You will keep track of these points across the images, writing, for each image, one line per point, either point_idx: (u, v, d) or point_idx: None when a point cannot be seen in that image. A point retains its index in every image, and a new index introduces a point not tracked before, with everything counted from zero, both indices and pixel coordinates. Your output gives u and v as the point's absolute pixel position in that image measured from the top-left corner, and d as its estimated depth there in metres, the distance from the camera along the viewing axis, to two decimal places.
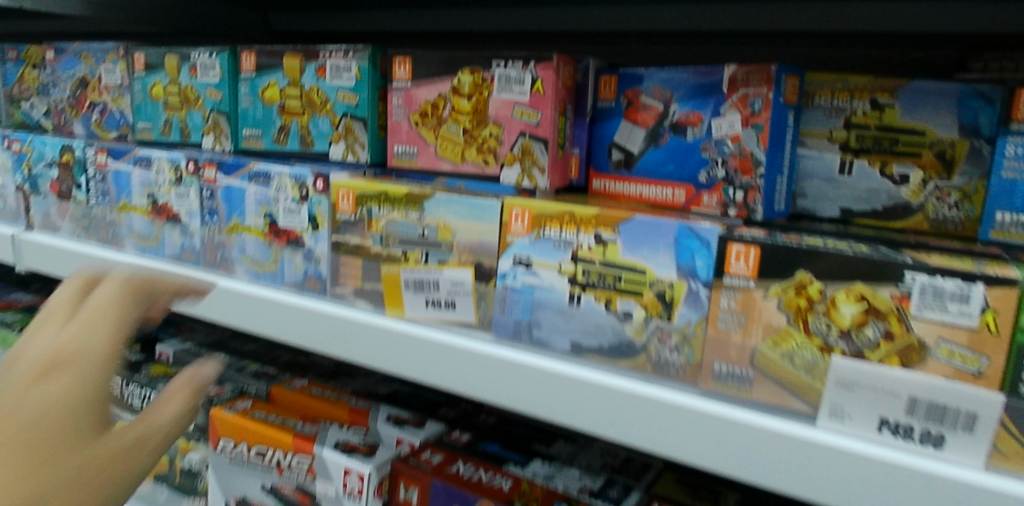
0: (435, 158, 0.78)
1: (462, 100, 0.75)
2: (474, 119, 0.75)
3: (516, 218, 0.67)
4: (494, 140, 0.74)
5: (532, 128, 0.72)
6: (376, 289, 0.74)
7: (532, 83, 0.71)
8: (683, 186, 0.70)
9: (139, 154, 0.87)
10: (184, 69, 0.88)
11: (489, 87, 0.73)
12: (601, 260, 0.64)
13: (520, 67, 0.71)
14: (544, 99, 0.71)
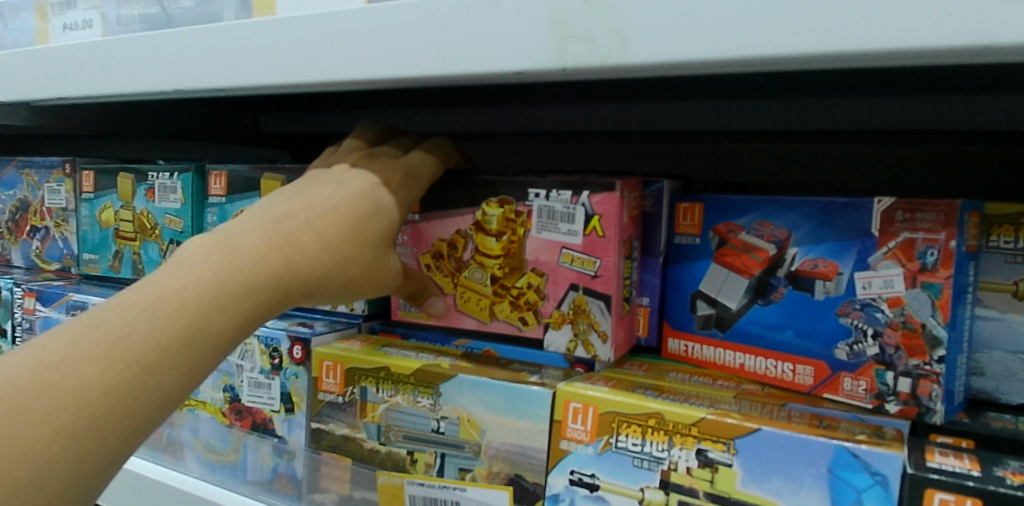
0: (457, 313, 0.57)
1: (489, 239, 0.55)
2: (507, 264, 0.54)
3: (575, 417, 0.46)
4: (534, 292, 0.54)
5: (588, 279, 0.52)
6: (369, 501, 0.52)
7: (585, 221, 0.51)
8: (812, 363, 0.48)
9: (73, 300, 0.69)
10: (140, 191, 0.71)
11: (526, 223, 0.53)
12: (707, 492, 0.42)
13: (569, 198, 0.51)
14: (604, 243, 0.51)
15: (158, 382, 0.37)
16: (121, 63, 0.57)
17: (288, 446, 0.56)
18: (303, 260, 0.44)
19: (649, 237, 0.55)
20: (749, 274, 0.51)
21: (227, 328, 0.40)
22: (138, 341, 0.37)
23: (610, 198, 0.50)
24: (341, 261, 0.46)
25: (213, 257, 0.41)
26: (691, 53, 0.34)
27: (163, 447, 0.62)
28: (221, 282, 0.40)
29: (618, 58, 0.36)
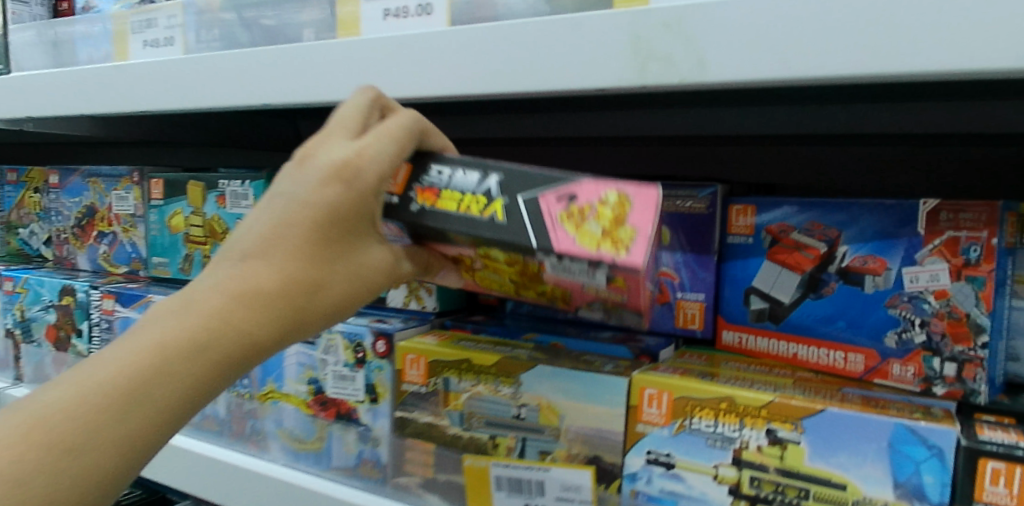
0: (480, 287, 0.54)
1: (499, 264, 0.47)
2: (522, 280, 0.47)
3: (650, 402, 0.51)
4: (562, 292, 0.49)
5: (618, 301, 0.45)
6: (454, 483, 0.56)
7: (608, 280, 0.41)
8: (863, 351, 0.53)
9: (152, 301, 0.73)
10: (211, 197, 0.74)
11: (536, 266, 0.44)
12: (778, 467, 0.47)
13: (588, 268, 0.41)
14: (631, 291, 0.42)
15: (87, 456, 0.38)
16: (209, 80, 0.61)
17: (372, 434, 0.60)
18: (258, 308, 0.41)
19: (703, 237, 0.59)
20: (802, 270, 0.55)
21: (159, 399, 0.39)
22: (64, 421, 0.37)
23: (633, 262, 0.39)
24: (309, 292, 0.43)
25: (159, 321, 0.40)
26: (767, 74, 0.37)
27: (247, 437, 0.66)
28: (162, 346, 0.40)
29: (698, 78, 0.39)
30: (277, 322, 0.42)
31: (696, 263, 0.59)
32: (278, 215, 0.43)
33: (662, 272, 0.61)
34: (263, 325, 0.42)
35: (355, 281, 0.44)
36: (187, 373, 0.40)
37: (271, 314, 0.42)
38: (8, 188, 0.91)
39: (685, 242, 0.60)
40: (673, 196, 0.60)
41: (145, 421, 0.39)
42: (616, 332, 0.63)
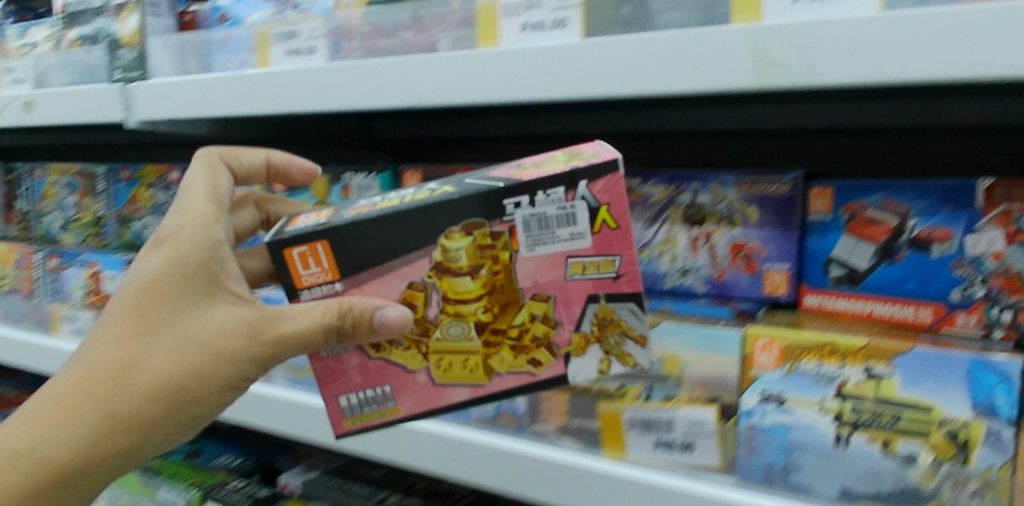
0: (439, 388, 0.59)
1: (466, 280, 0.55)
2: (494, 297, 0.56)
3: (762, 350, 0.61)
4: (537, 323, 0.56)
5: (609, 282, 0.55)
6: (589, 427, 0.66)
7: (592, 214, 0.53)
8: (931, 305, 0.64)
9: None
10: (336, 189, 0.83)
11: (517, 242, 0.54)
12: (874, 397, 0.58)
13: (563, 197, 0.53)
14: (617, 233, 0.54)
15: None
16: (356, 83, 0.70)
17: None
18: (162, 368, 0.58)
19: (788, 215, 0.69)
20: (876, 241, 0.66)
21: (49, 422, 0.58)
22: (53, 413, 0.58)
23: (612, 179, 0.53)
24: (161, 367, 0.57)
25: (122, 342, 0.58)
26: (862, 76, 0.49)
27: None
28: (55, 396, 0.59)
29: (809, 80, 0.51)
30: (149, 392, 0.58)
31: (782, 238, 0.69)
32: (147, 277, 0.58)
33: (750, 246, 0.70)
34: (127, 394, 0.58)
35: (239, 358, 0.58)
36: (82, 427, 0.58)
37: (182, 384, 0.58)
38: (121, 184, 0.98)
39: (772, 220, 0.69)
40: (760, 181, 0.69)
41: (62, 443, 0.58)
42: (708, 300, 0.73)
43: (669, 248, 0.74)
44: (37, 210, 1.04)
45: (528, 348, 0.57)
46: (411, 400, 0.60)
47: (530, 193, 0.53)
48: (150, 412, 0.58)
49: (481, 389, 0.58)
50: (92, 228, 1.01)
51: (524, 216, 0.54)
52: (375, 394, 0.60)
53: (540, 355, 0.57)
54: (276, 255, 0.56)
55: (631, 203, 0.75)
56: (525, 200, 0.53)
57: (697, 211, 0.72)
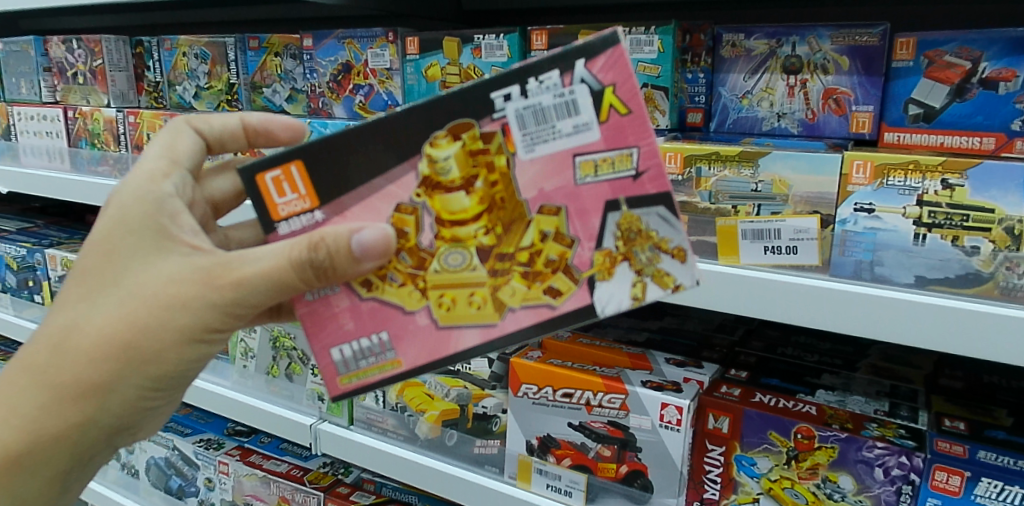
0: (442, 330, 0.61)
1: (462, 198, 0.58)
2: (493, 214, 0.58)
3: (858, 170, 0.75)
4: (553, 247, 0.58)
5: (630, 180, 0.56)
6: (708, 241, 0.82)
7: (597, 100, 0.55)
8: (994, 135, 0.77)
9: None
10: (466, 50, 0.93)
11: (512, 144, 0.56)
12: (948, 203, 0.72)
13: (559, 82, 0.55)
14: (628, 120, 0.55)
15: (49, 381, 0.62)
16: None
17: None
18: (167, 311, 0.61)
19: (875, 63, 0.82)
20: (951, 82, 0.79)
21: (81, 356, 0.61)
22: (83, 351, 0.61)
23: (611, 55, 0.54)
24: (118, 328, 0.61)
25: (107, 304, 0.61)
26: None
27: None
28: (70, 327, 0.61)
29: None
30: (103, 358, 0.61)
31: (869, 83, 0.82)
32: (99, 232, 0.61)
33: (841, 91, 0.84)
34: (77, 361, 0.61)
35: (195, 304, 0.60)
36: (40, 384, 0.62)
37: (150, 335, 0.61)
38: (251, 53, 1.10)
39: (861, 68, 0.82)
40: (853, 33, 0.82)
41: (53, 388, 0.62)
42: (801, 138, 0.87)
43: (768, 95, 0.88)
44: (170, 79, 1.18)
45: (544, 276, 0.58)
46: (414, 346, 0.61)
47: (521, 83, 0.55)
48: (105, 360, 0.61)
49: (492, 327, 0.60)
50: (224, 94, 1.13)
51: (517, 110, 0.55)
52: (371, 345, 0.62)
53: (558, 284, 0.58)
54: (250, 185, 0.59)
55: (736, 56, 0.89)
56: (516, 91, 0.55)
57: (795, 62, 0.85)
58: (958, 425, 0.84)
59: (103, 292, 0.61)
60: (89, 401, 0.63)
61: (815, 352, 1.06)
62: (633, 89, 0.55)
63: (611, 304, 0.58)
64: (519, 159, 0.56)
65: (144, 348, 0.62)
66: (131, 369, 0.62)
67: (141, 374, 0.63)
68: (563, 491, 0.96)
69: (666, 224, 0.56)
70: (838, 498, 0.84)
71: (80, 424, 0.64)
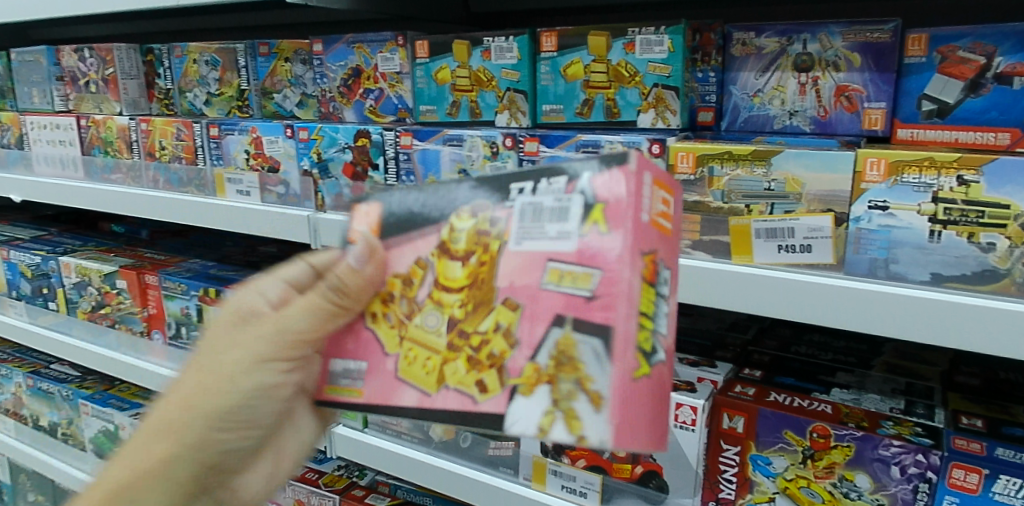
0: (398, 377, 0.59)
1: (455, 266, 0.58)
2: (472, 290, 0.56)
3: (871, 168, 0.75)
4: (500, 339, 0.54)
5: (581, 300, 0.51)
6: (721, 241, 0.81)
7: (587, 208, 0.52)
8: (1009, 130, 0.76)
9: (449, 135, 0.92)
10: (476, 53, 0.93)
11: (507, 233, 0.55)
12: (963, 200, 0.71)
13: (562, 188, 0.53)
14: (607, 228, 0.51)
15: (148, 425, 0.67)
16: None
17: None
18: (231, 345, 0.66)
19: (887, 59, 0.81)
20: (964, 78, 0.78)
21: (172, 396, 0.67)
22: (174, 391, 0.67)
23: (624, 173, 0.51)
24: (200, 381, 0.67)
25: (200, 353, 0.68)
26: None
27: None
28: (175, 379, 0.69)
29: None
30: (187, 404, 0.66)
31: (881, 79, 0.82)
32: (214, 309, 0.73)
33: (853, 89, 0.84)
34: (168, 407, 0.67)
35: (252, 334, 0.66)
36: (140, 428, 0.68)
37: (225, 373, 0.66)
38: (261, 59, 1.10)
39: (872, 65, 0.82)
40: (865, 30, 0.81)
41: (147, 428, 0.67)
42: (812, 136, 0.87)
43: (780, 94, 0.88)
44: (180, 86, 1.19)
45: (481, 366, 0.55)
46: (375, 384, 0.60)
47: (535, 181, 0.55)
48: (184, 393, 0.66)
49: (427, 397, 0.57)
50: (236, 100, 1.14)
51: (523, 204, 0.55)
52: (355, 369, 0.62)
53: (488, 380, 0.54)
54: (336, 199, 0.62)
55: (747, 55, 0.89)
56: (528, 187, 0.55)
57: (807, 59, 0.85)
58: (975, 422, 0.83)
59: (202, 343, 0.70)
60: (174, 439, 0.66)
61: (830, 350, 1.06)
62: (628, 209, 0.50)
63: (519, 424, 0.52)
64: (507, 249, 0.55)
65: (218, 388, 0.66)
66: (208, 411, 0.66)
67: (212, 407, 0.66)
68: (577, 492, 0.95)
69: (597, 360, 0.49)
70: (855, 497, 0.83)
71: (166, 465, 0.66)
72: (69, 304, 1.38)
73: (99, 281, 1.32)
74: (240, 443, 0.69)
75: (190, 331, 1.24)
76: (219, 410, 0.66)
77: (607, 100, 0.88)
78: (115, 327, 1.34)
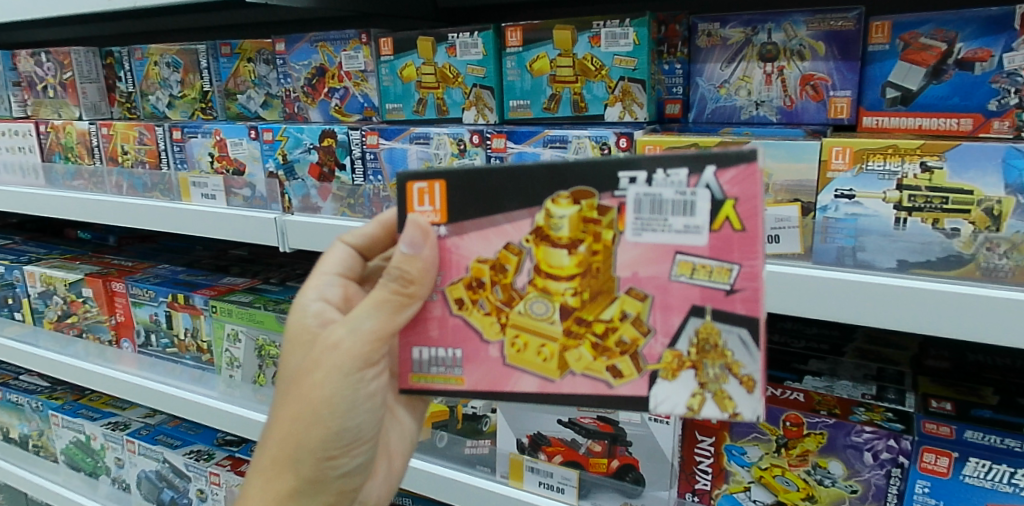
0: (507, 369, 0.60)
1: (563, 255, 0.56)
2: (585, 279, 0.57)
3: (837, 156, 0.75)
4: (511, 270, 0.58)
5: (720, 294, 0.55)
6: None
7: (716, 211, 0.53)
8: (971, 115, 0.77)
9: (550, 135, 0.86)
10: (441, 49, 0.92)
11: (622, 223, 0.55)
12: (927, 186, 0.72)
13: (684, 181, 0.53)
14: (741, 247, 0.53)
15: (284, 472, 0.64)
16: None
17: None
18: (312, 380, 0.63)
19: (852, 48, 0.82)
20: (927, 65, 0.79)
21: (301, 442, 0.64)
22: (289, 442, 0.64)
23: (743, 170, 0.52)
24: (293, 373, 0.64)
25: (286, 406, 0.64)
26: None
27: None
28: (288, 442, 0.64)
29: None
30: (291, 418, 0.64)
31: (846, 68, 0.82)
32: (295, 391, 0.63)
33: (819, 77, 0.84)
34: (275, 421, 0.65)
35: (317, 358, 0.63)
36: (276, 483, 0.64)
37: (337, 409, 0.63)
38: (223, 60, 1.09)
39: (837, 54, 0.82)
40: (828, 19, 0.82)
41: (286, 480, 0.65)
42: (780, 126, 0.87)
43: (746, 84, 0.88)
44: (142, 89, 1.17)
45: (611, 352, 0.58)
46: (480, 371, 0.61)
47: (649, 170, 0.53)
48: (302, 435, 0.63)
49: (550, 382, 0.59)
50: (199, 102, 1.12)
51: (637, 194, 0.54)
52: (446, 356, 0.61)
53: (622, 365, 0.58)
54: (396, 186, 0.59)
55: (712, 46, 0.88)
56: (642, 176, 0.53)
57: (772, 49, 0.85)
58: (945, 405, 0.83)
59: (286, 406, 0.64)
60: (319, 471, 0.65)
61: (802, 337, 1.07)
62: (754, 208, 0.53)
63: (664, 403, 0.57)
64: (625, 240, 0.55)
65: (332, 375, 0.62)
66: (320, 405, 0.63)
67: (337, 434, 0.64)
68: (555, 488, 0.96)
69: (743, 347, 0.55)
70: (828, 483, 0.84)
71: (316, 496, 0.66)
72: (35, 314, 1.36)
73: (63, 290, 1.29)
74: (357, 457, 0.67)
75: (160, 338, 1.22)
76: (334, 400, 0.63)
77: (573, 94, 0.88)
78: (83, 336, 1.32)
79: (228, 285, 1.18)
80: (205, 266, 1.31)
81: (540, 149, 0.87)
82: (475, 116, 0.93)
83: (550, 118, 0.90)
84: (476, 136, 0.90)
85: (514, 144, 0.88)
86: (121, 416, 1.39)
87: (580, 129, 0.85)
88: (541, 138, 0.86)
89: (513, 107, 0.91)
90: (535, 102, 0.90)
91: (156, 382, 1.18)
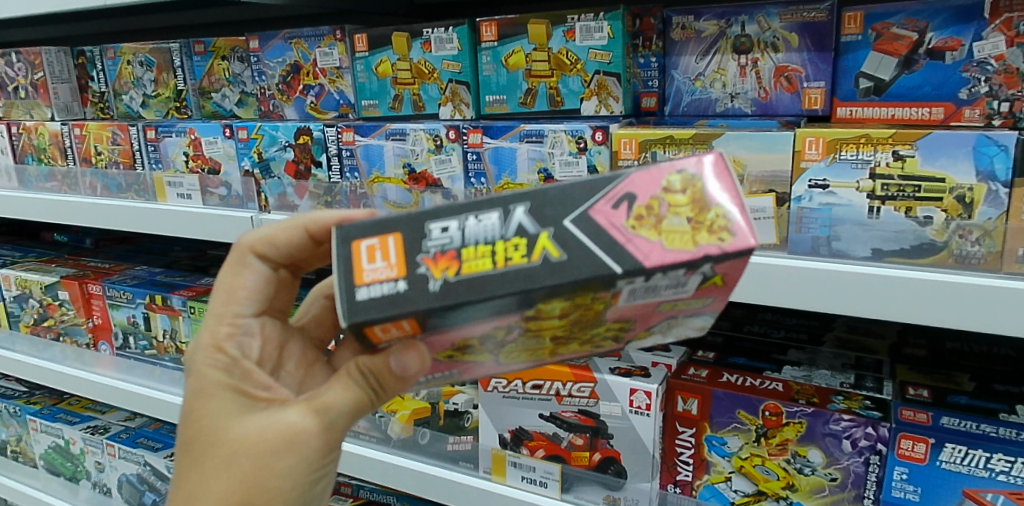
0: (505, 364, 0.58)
1: (552, 320, 0.49)
2: (577, 325, 0.51)
3: (809, 146, 0.75)
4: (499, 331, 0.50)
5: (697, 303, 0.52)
6: None
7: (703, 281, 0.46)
8: (943, 104, 0.78)
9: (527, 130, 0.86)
10: (416, 45, 0.92)
11: (616, 298, 0.47)
12: (900, 174, 0.72)
13: (681, 276, 0.45)
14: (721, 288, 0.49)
15: None
16: None
17: None
18: (266, 458, 0.54)
19: (825, 39, 0.82)
20: (899, 55, 0.80)
21: None
22: None
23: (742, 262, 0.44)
24: (244, 449, 0.54)
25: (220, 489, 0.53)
26: None
27: None
28: None
29: None
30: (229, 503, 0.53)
31: (819, 59, 0.83)
32: (240, 471, 0.54)
33: (792, 69, 0.84)
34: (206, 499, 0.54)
35: (277, 434, 0.54)
36: None
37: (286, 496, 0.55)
38: (197, 58, 1.08)
39: (811, 45, 0.83)
40: (801, 10, 0.82)
41: None
42: (755, 118, 0.87)
43: (721, 76, 0.88)
44: (115, 89, 1.16)
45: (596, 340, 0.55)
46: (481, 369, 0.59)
47: (646, 275, 0.44)
48: None
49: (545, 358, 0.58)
50: (173, 101, 1.12)
51: (631, 288, 0.45)
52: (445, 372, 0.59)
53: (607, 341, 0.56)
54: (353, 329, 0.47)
55: (687, 38, 0.89)
56: (638, 281, 0.44)
57: (746, 41, 0.85)
58: (921, 393, 0.84)
59: (223, 485, 0.54)
60: None
61: (781, 328, 1.07)
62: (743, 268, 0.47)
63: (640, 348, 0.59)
64: (617, 305, 0.48)
65: (296, 464, 0.55)
66: (269, 490, 0.54)
67: None
68: (539, 482, 0.96)
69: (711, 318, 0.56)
70: (808, 472, 0.84)
71: None
72: (11, 318, 1.35)
73: (39, 293, 1.27)
74: None
75: (138, 340, 1.21)
76: (290, 483, 0.55)
77: (549, 88, 0.88)
78: (60, 339, 1.30)
79: (206, 285, 1.17)
80: (183, 266, 1.30)
81: (517, 144, 0.86)
82: (451, 111, 0.93)
83: (527, 113, 0.90)
84: (452, 131, 0.89)
85: (491, 139, 0.87)
86: (100, 419, 1.38)
87: (555, 123, 0.85)
88: (518, 133, 0.86)
89: (489, 102, 0.91)
90: (512, 97, 0.89)
91: (134, 384, 1.17)
